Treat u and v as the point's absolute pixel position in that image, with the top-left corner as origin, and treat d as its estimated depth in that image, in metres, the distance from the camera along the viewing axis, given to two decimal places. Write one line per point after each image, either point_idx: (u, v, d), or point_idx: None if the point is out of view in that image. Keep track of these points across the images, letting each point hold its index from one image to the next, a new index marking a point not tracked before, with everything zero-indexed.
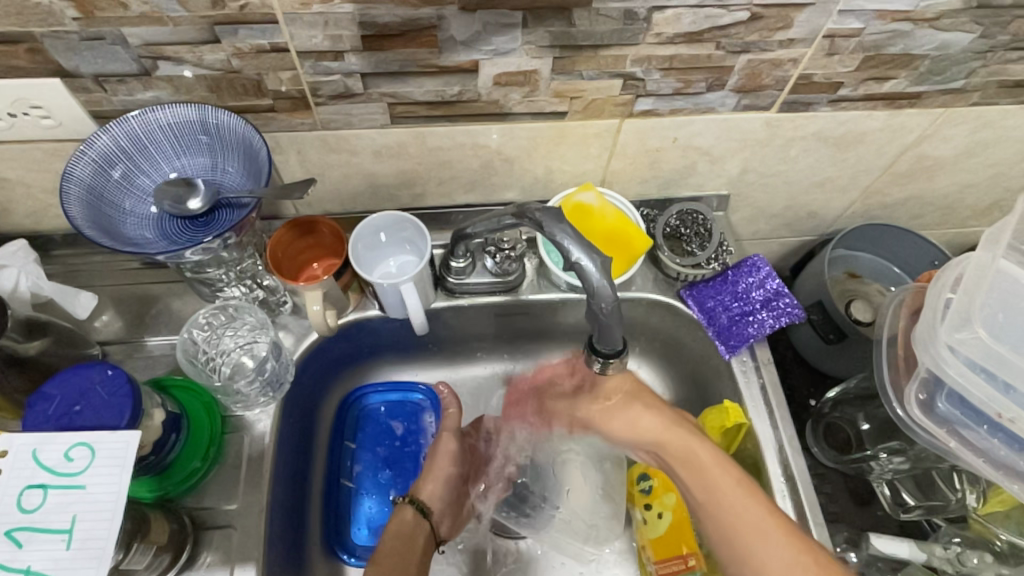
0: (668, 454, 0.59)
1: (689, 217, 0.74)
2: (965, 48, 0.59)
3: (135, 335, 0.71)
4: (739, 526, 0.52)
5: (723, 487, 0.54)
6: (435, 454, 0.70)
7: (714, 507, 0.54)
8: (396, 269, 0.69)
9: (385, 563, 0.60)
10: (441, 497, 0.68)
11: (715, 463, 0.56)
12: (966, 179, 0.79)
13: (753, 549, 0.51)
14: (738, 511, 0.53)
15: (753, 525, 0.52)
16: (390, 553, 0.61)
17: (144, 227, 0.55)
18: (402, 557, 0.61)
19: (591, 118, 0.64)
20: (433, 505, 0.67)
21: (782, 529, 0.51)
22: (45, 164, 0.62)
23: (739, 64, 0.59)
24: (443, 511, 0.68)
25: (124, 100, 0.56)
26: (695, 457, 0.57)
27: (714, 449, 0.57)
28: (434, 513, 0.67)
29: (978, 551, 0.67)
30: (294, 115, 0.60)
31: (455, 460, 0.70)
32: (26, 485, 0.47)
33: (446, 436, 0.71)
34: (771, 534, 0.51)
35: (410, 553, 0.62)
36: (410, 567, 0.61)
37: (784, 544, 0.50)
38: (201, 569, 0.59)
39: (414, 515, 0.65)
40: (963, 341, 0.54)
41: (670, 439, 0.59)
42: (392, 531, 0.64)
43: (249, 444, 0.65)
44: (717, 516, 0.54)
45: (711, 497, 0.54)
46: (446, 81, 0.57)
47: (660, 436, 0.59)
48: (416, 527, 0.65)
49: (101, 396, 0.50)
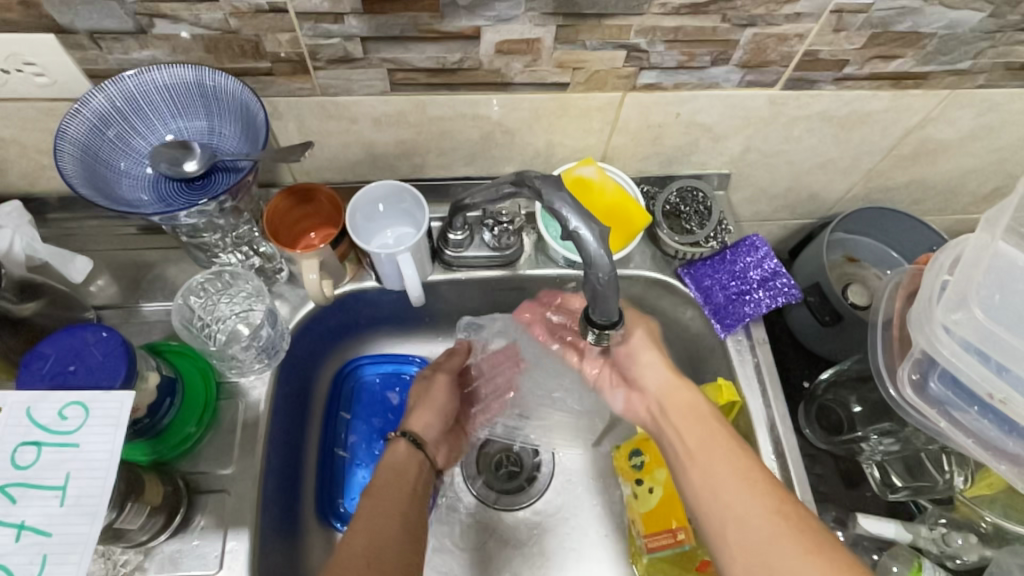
0: (668, 400, 0.61)
1: (689, 195, 0.74)
2: (973, 27, 0.58)
3: (131, 301, 0.71)
4: (726, 471, 0.54)
5: (716, 437, 0.57)
6: (429, 389, 0.71)
7: (706, 454, 0.56)
8: (394, 240, 0.69)
9: (381, 496, 0.59)
10: (434, 427, 0.69)
11: (711, 417, 0.58)
12: (969, 163, 0.79)
13: (735, 493, 0.52)
14: (728, 460, 0.55)
15: (741, 472, 0.53)
16: (383, 486, 0.60)
17: (139, 188, 0.55)
18: (395, 488, 0.60)
19: (594, 90, 0.63)
20: (425, 435, 0.68)
21: (766, 479, 0.53)
22: (39, 124, 0.61)
23: (746, 38, 0.58)
24: (433, 440, 0.69)
25: (120, 59, 0.55)
26: (696, 407, 0.59)
27: (712, 408, 0.60)
28: (427, 444, 0.67)
29: (964, 532, 0.69)
30: (293, 79, 0.59)
31: (449, 394, 0.71)
32: (20, 442, 0.47)
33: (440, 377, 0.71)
34: (755, 482, 0.53)
35: (404, 486, 0.61)
36: (403, 494, 0.60)
37: (764, 489, 0.52)
38: (194, 532, 0.60)
39: (408, 447, 0.65)
40: (957, 322, 0.54)
41: (674, 386, 0.61)
42: (389, 462, 0.64)
43: (243, 410, 0.65)
44: (705, 463, 0.55)
45: (704, 446, 0.56)
46: (448, 47, 0.56)
47: (664, 380, 0.62)
48: (408, 460, 0.64)
49: (95, 356, 0.50)
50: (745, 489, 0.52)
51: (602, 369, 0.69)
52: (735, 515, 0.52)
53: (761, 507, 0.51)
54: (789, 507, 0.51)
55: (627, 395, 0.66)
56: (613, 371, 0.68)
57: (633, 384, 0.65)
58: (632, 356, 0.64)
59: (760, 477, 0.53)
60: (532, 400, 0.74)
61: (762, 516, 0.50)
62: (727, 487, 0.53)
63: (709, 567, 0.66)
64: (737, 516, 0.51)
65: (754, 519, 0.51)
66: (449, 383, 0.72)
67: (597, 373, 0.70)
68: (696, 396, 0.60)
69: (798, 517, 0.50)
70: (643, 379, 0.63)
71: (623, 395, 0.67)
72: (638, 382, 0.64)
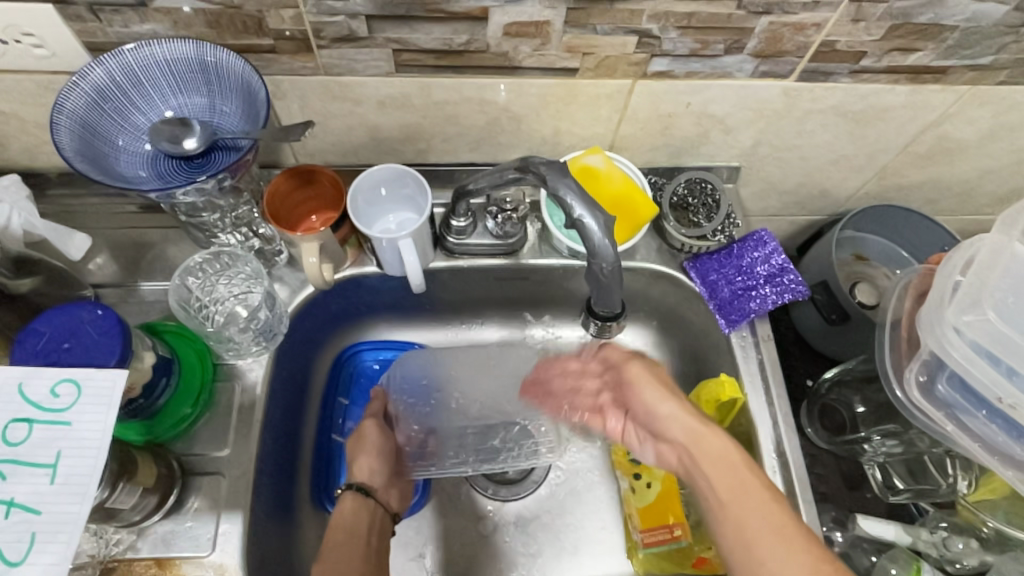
0: (695, 449, 0.56)
1: (697, 186, 0.72)
2: (997, 21, 0.57)
3: (129, 280, 0.71)
4: (760, 526, 0.49)
5: (748, 487, 0.52)
6: (361, 436, 0.68)
7: (738, 505, 0.51)
8: (396, 226, 0.68)
9: (330, 560, 0.57)
10: (379, 471, 0.66)
11: (743, 466, 0.53)
12: (984, 163, 0.77)
13: (770, 550, 0.48)
14: (761, 513, 0.50)
15: (776, 528, 0.49)
16: (335, 548, 0.58)
17: (138, 165, 0.54)
18: (345, 550, 0.58)
19: (604, 77, 0.61)
20: (373, 482, 0.65)
21: (803, 536, 0.48)
22: (39, 97, 0.60)
23: (761, 26, 0.56)
24: (384, 486, 0.66)
25: (120, 33, 0.54)
26: (724, 456, 0.54)
27: (743, 454, 0.54)
28: (377, 491, 0.65)
29: (965, 537, 0.68)
30: (296, 58, 0.57)
31: (383, 434, 0.69)
32: (11, 419, 0.46)
33: (368, 420, 0.69)
34: (793, 539, 0.48)
35: (354, 545, 0.59)
36: (358, 557, 0.58)
37: (801, 547, 0.48)
38: (188, 514, 0.59)
39: (355, 501, 0.63)
40: (969, 324, 0.53)
41: (700, 435, 0.56)
42: (337, 521, 0.61)
43: (241, 393, 0.65)
44: (738, 516, 0.51)
45: (736, 497, 0.52)
46: (455, 28, 0.55)
47: (688, 429, 0.57)
48: (358, 514, 0.62)
49: (91, 335, 0.50)
50: (782, 548, 0.48)
51: (625, 426, 0.64)
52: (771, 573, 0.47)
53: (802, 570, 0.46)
54: (832, 569, 0.46)
55: (654, 448, 0.61)
56: (637, 429, 0.63)
57: (657, 437, 0.60)
58: (652, 412, 0.59)
59: (797, 532, 0.48)
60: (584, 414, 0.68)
61: None
62: (760, 543, 0.49)
63: (705, 564, 0.66)
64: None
65: None
66: (378, 425, 0.69)
67: (620, 431, 0.65)
68: (725, 441, 0.55)
69: None
70: (669, 431, 0.58)
71: (651, 449, 0.61)
72: (663, 433, 0.59)
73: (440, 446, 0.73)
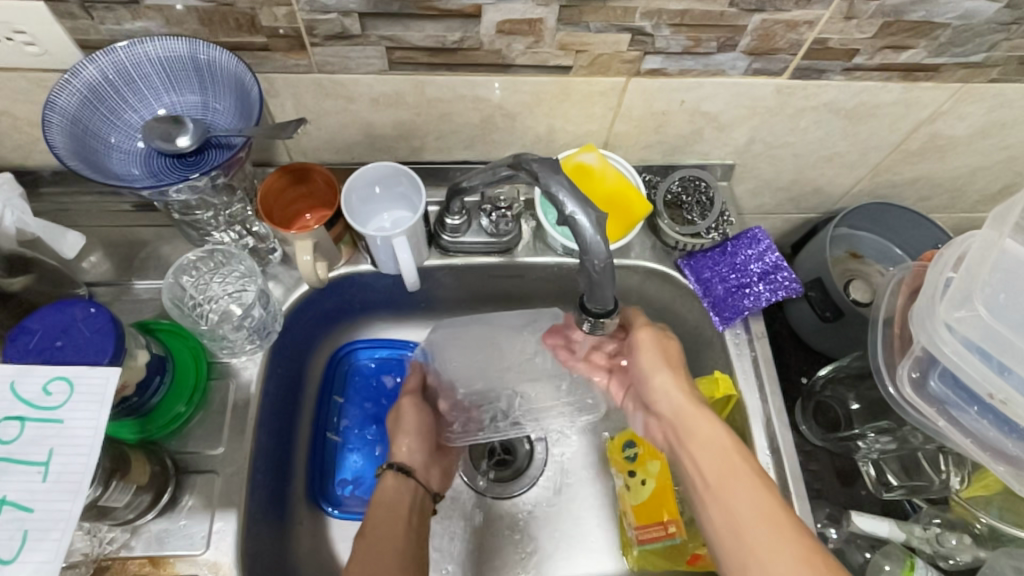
0: (687, 430, 0.57)
1: (691, 184, 0.73)
2: (988, 19, 0.57)
3: (123, 278, 0.70)
4: (748, 511, 0.50)
5: (737, 472, 0.53)
6: (401, 415, 0.70)
7: (727, 489, 0.52)
8: (390, 224, 0.68)
9: (373, 536, 0.59)
10: (418, 450, 0.68)
11: (735, 451, 0.54)
12: (977, 160, 0.77)
13: (757, 535, 0.49)
14: (749, 497, 0.51)
15: (763, 513, 0.50)
16: (376, 524, 0.60)
17: (131, 163, 0.54)
18: (387, 526, 0.60)
19: (597, 74, 0.61)
20: (413, 462, 0.67)
21: (791, 522, 0.49)
22: (31, 95, 0.60)
23: (753, 24, 0.56)
24: (425, 464, 0.69)
25: (113, 30, 0.54)
26: (715, 441, 0.55)
27: (736, 439, 0.55)
28: (416, 470, 0.67)
29: (958, 533, 0.69)
30: (290, 55, 0.57)
31: (422, 413, 0.71)
32: (4, 417, 0.46)
33: (406, 398, 0.71)
34: (780, 525, 0.49)
35: (396, 523, 0.61)
36: (399, 533, 0.60)
37: (788, 534, 0.48)
38: (182, 513, 0.59)
39: (395, 480, 0.65)
40: (961, 320, 0.53)
41: (693, 417, 0.57)
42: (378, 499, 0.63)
43: (235, 391, 0.65)
44: (727, 500, 0.52)
45: (726, 481, 0.53)
46: (448, 26, 0.55)
47: (680, 411, 0.58)
48: (398, 493, 0.64)
49: (83, 333, 0.49)
50: (768, 533, 0.49)
51: (626, 394, 0.66)
52: (756, 556, 0.49)
53: (786, 555, 0.47)
54: (813, 553, 0.47)
55: (648, 419, 0.63)
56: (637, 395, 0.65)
57: (651, 409, 0.62)
58: (646, 384, 0.61)
59: (783, 517, 0.49)
60: (596, 376, 0.69)
61: (786, 563, 0.47)
62: (748, 527, 0.50)
63: (699, 560, 0.65)
64: (758, 559, 0.48)
65: (776, 567, 0.47)
66: (416, 404, 0.71)
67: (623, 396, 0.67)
68: (717, 425, 0.56)
69: (825, 567, 0.46)
70: (661, 409, 0.60)
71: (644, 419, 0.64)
72: (654, 407, 0.61)
73: (482, 411, 0.71)
